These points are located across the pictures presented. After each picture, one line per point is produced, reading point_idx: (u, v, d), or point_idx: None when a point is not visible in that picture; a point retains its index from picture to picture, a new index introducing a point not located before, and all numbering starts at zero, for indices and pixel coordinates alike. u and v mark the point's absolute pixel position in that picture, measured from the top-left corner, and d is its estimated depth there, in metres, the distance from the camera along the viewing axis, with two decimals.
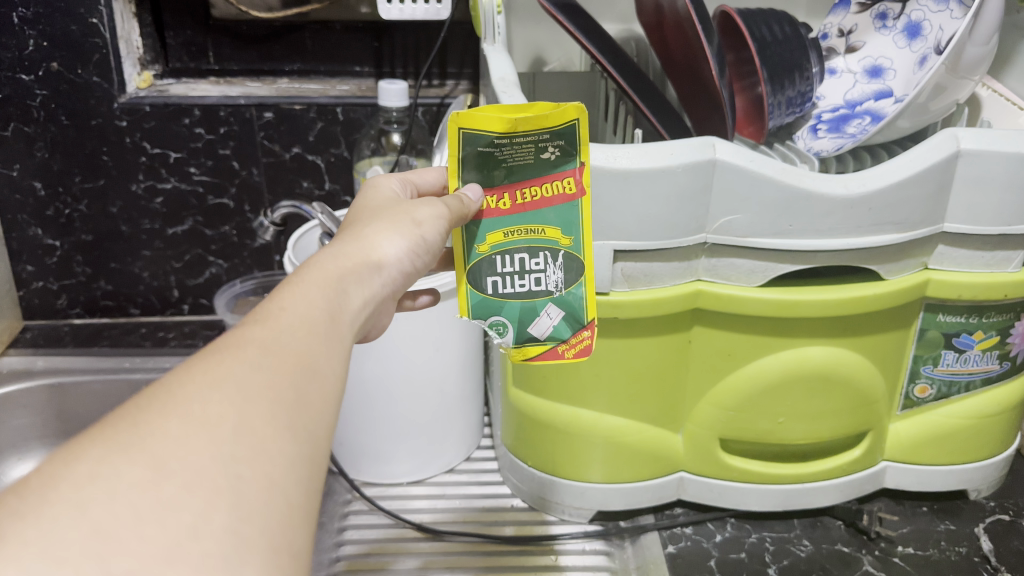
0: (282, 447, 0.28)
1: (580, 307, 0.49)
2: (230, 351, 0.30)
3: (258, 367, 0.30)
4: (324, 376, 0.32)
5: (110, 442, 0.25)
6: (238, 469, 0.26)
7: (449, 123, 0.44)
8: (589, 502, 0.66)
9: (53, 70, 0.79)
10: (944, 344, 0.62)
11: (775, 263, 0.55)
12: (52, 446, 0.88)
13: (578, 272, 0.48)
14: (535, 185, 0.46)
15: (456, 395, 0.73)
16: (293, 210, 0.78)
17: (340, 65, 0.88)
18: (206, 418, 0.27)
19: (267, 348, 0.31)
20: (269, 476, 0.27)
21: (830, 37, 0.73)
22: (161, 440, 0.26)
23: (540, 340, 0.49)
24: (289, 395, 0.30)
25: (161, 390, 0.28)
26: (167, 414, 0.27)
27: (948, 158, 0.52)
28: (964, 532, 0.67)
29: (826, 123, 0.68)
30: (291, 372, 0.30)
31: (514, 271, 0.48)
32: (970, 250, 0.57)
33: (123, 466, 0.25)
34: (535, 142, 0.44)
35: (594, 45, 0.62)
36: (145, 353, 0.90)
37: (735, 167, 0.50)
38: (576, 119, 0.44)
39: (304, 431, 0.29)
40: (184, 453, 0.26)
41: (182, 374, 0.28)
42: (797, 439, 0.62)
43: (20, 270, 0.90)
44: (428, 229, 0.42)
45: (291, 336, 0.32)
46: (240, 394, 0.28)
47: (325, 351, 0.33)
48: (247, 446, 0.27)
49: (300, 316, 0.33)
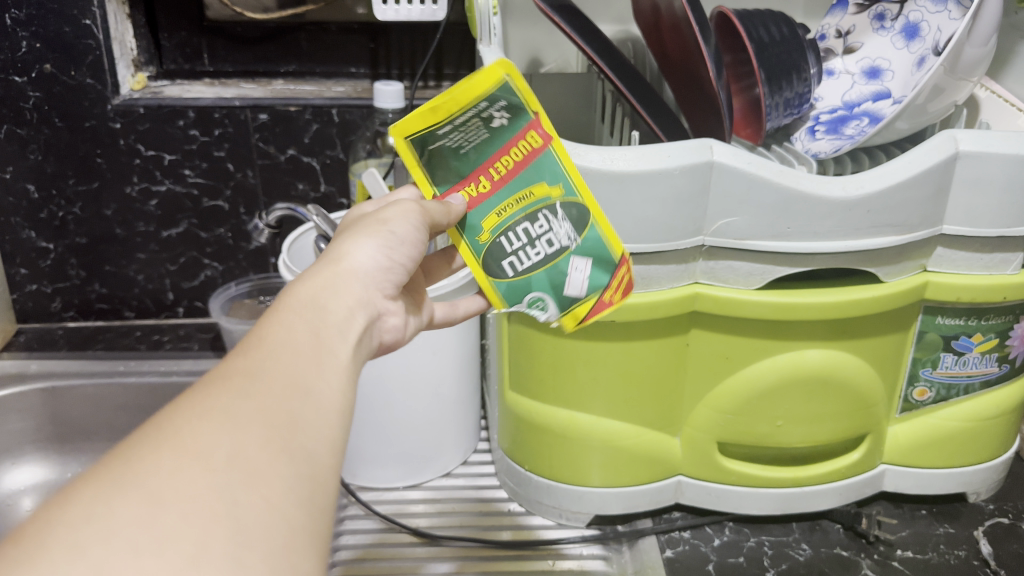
0: (279, 470, 0.28)
1: (602, 246, 0.48)
2: (215, 382, 0.29)
3: (245, 392, 0.29)
4: (317, 394, 0.31)
5: (101, 482, 0.25)
6: (235, 495, 0.26)
7: (393, 139, 0.44)
8: (586, 507, 0.65)
9: (47, 72, 0.79)
10: (943, 346, 0.62)
11: (773, 266, 0.54)
12: (46, 451, 0.87)
13: (583, 216, 0.48)
14: (503, 155, 0.45)
15: (452, 398, 0.72)
16: (288, 211, 0.77)
17: (336, 66, 0.88)
18: (197, 449, 0.26)
19: (254, 374, 0.30)
20: (268, 500, 0.27)
21: (828, 38, 0.73)
22: (155, 474, 0.25)
23: (582, 297, 0.49)
24: (281, 417, 0.29)
25: (152, 426, 0.27)
26: (159, 448, 0.26)
27: (947, 160, 0.52)
28: (963, 536, 0.67)
29: (824, 124, 0.68)
30: (284, 396, 0.30)
31: (525, 243, 0.48)
32: (969, 252, 0.57)
33: (118, 503, 0.24)
34: (481, 116, 0.44)
35: (591, 47, 0.61)
36: (140, 356, 0.90)
37: (733, 168, 0.50)
38: (505, 76, 0.43)
39: (301, 451, 0.29)
40: (177, 485, 0.25)
41: (173, 410, 0.28)
42: (796, 442, 0.62)
43: (13, 273, 0.89)
44: (403, 228, 0.41)
45: (280, 359, 0.32)
46: (229, 420, 0.28)
47: (316, 370, 0.32)
48: (242, 472, 0.27)
49: (288, 338, 0.33)
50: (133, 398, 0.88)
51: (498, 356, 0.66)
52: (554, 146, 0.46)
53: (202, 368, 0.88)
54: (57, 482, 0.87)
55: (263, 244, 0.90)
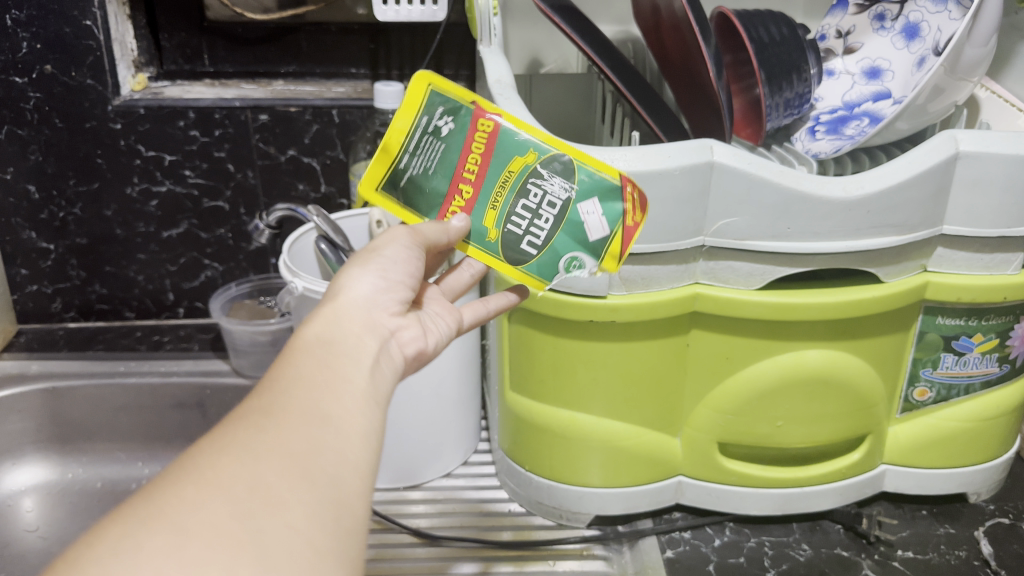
0: (301, 496, 0.28)
1: (599, 180, 0.46)
2: (234, 419, 0.30)
3: (262, 425, 0.30)
4: (336, 419, 0.32)
5: (128, 520, 0.26)
6: (256, 522, 0.27)
7: (365, 195, 0.48)
8: (587, 507, 0.65)
9: (47, 73, 0.79)
10: (944, 347, 0.62)
11: (773, 266, 0.54)
12: (47, 452, 0.87)
13: (567, 163, 0.47)
14: (466, 157, 0.47)
15: (452, 399, 0.72)
16: (289, 212, 0.77)
17: (336, 67, 0.88)
18: (216, 481, 0.27)
19: (271, 407, 0.31)
20: (291, 526, 0.27)
21: (828, 38, 0.73)
22: (177, 508, 0.26)
23: (608, 235, 0.47)
24: (300, 444, 0.30)
25: (175, 464, 0.28)
26: (182, 483, 0.27)
27: (947, 161, 0.52)
28: (964, 536, 0.67)
29: (824, 124, 0.68)
30: (302, 423, 0.31)
31: (532, 217, 0.47)
32: (969, 252, 0.57)
33: (144, 537, 0.25)
34: (427, 132, 0.46)
35: (591, 47, 0.61)
36: (140, 357, 0.90)
37: (733, 169, 0.50)
38: (429, 84, 0.46)
39: (322, 476, 0.29)
40: (199, 517, 0.26)
41: (195, 448, 0.29)
42: (796, 443, 0.62)
43: (13, 274, 0.90)
44: (403, 253, 0.42)
45: (296, 389, 0.32)
46: (248, 452, 0.29)
47: (333, 396, 0.33)
48: (262, 500, 0.27)
49: (303, 371, 0.34)
50: (134, 399, 0.88)
51: (498, 357, 0.66)
52: (507, 121, 0.47)
53: (203, 369, 0.88)
54: (57, 483, 0.87)
55: (263, 245, 0.90)
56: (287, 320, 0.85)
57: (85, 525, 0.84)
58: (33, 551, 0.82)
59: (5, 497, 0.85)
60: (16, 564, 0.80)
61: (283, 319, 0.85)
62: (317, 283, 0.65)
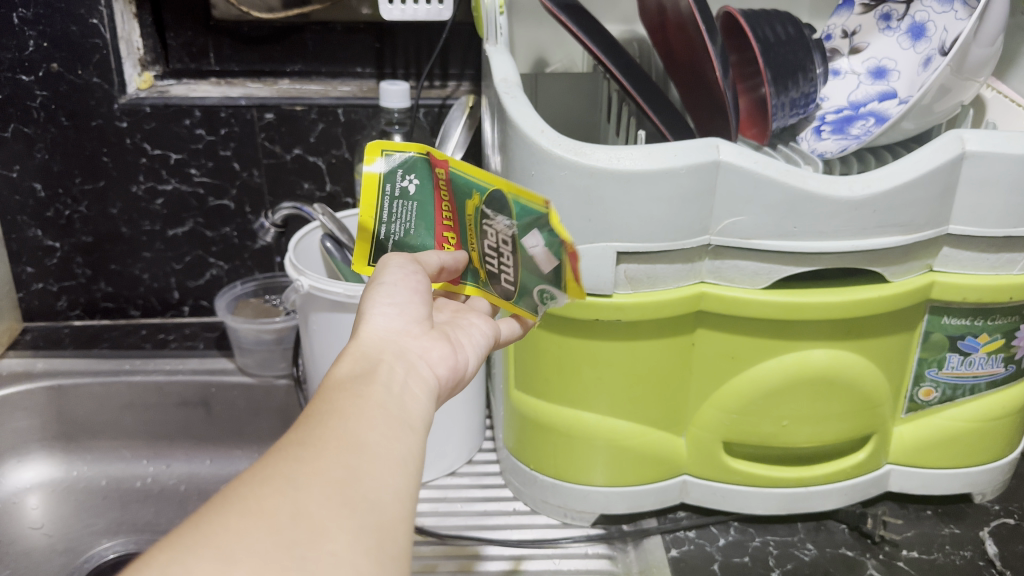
0: (343, 524, 0.30)
1: (530, 212, 0.45)
2: (275, 450, 0.32)
3: (302, 457, 0.31)
4: (372, 445, 0.33)
5: (177, 548, 0.27)
6: (302, 551, 0.28)
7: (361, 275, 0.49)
8: (591, 506, 0.65)
9: (54, 71, 0.79)
10: (949, 347, 0.62)
11: (779, 265, 0.54)
12: (53, 449, 0.88)
13: (504, 199, 0.46)
14: (440, 209, 0.48)
15: (458, 398, 0.73)
16: (294, 211, 0.79)
17: (342, 66, 0.88)
18: (262, 511, 0.29)
19: (309, 438, 0.32)
20: (334, 553, 0.28)
21: (834, 38, 0.73)
22: (222, 536, 0.27)
23: (556, 266, 0.46)
24: (339, 474, 0.31)
25: (218, 493, 0.29)
26: (224, 511, 0.28)
27: (953, 160, 0.52)
28: (969, 536, 0.67)
29: (830, 124, 0.68)
30: (339, 454, 0.32)
31: (498, 251, 0.48)
32: (976, 252, 0.57)
33: (191, 564, 0.26)
34: (396, 197, 0.47)
35: (597, 47, 0.61)
36: (145, 355, 0.90)
37: (740, 169, 0.50)
38: (383, 150, 0.46)
39: (363, 504, 0.31)
40: (244, 546, 0.27)
41: (235, 479, 0.30)
42: (801, 442, 0.62)
43: (19, 271, 0.90)
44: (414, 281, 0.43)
45: (331, 422, 0.34)
46: (291, 483, 0.30)
47: (367, 424, 0.34)
48: (306, 530, 0.29)
49: (338, 402, 0.35)
50: (139, 397, 0.88)
51: (503, 355, 0.66)
52: (458, 164, 0.46)
53: (208, 367, 0.88)
54: (63, 480, 0.87)
55: (268, 244, 0.90)
56: (292, 318, 0.86)
57: (90, 522, 0.84)
58: (38, 548, 0.82)
59: (9, 494, 0.85)
60: (20, 561, 0.80)
61: (287, 317, 0.86)
62: (322, 280, 0.65)
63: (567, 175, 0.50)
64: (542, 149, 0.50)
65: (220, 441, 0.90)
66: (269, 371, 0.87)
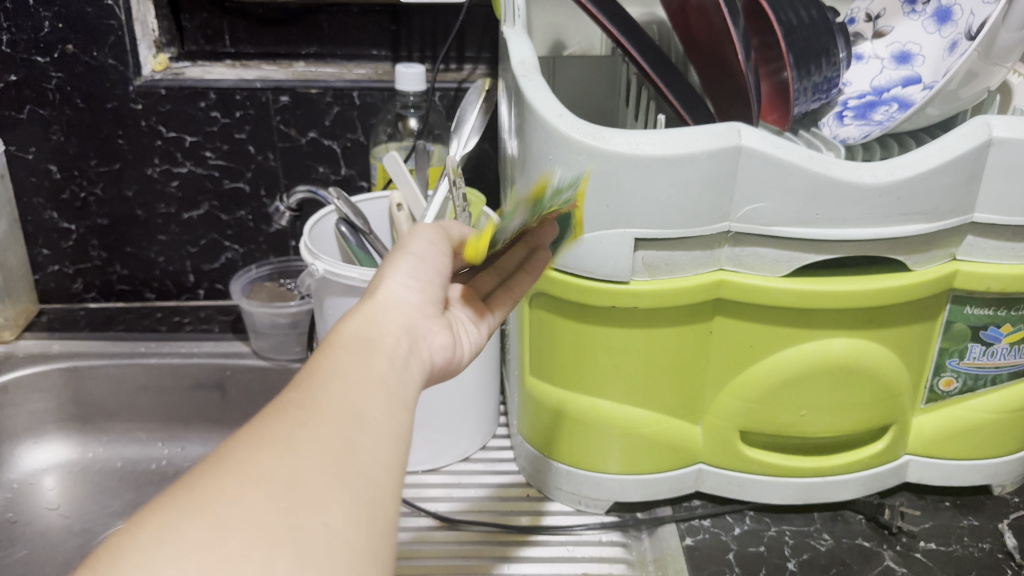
0: (336, 496, 0.31)
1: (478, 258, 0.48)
2: (274, 414, 0.33)
3: (302, 423, 0.33)
4: (367, 419, 0.35)
5: (175, 509, 0.28)
6: (299, 520, 0.29)
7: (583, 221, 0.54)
8: (606, 494, 0.65)
9: (69, 53, 0.79)
10: (971, 337, 0.61)
11: (800, 252, 0.54)
12: (69, 430, 0.88)
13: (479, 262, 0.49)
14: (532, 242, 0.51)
15: (473, 384, 0.72)
16: (308, 193, 0.82)
17: (357, 49, 0.87)
18: (258, 476, 0.30)
19: (309, 406, 0.34)
20: (327, 524, 0.30)
21: (857, 21, 0.71)
22: (220, 501, 0.28)
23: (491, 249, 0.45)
24: (335, 446, 0.32)
25: (217, 456, 0.31)
26: (223, 476, 0.29)
27: (980, 147, 0.51)
28: (988, 528, 0.66)
29: (852, 109, 0.67)
30: (337, 425, 0.33)
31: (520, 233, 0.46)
32: (1001, 241, 0.56)
33: (189, 528, 0.27)
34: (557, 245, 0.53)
35: (617, 28, 0.60)
36: (161, 338, 0.90)
37: (762, 154, 0.49)
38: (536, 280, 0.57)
39: (357, 477, 0.32)
40: (241, 510, 0.28)
41: (233, 441, 0.31)
42: (819, 432, 0.61)
43: (35, 254, 0.90)
44: (417, 247, 0.46)
45: (331, 393, 0.35)
46: (290, 450, 0.31)
47: (365, 397, 0.36)
48: (303, 499, 0.30)
49: (337, 372, 0.37)
50: (155, 378, 0.88)
51: (518, 340, 0.65)
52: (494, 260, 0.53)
53: (223, 351, 0.89)
54: (79, 462, 0.88)
55: (284, 227, 0.90)
56: (308, 303, 0.85)
57: (106, 504, 0.84)
58: (54, 529, 0.82)
59: (27, 474, 0.86)
60: (36, 542, 0.80)
61: (303, 301, 0.85)
62: (338, 267, 0.65)
63: (586, 161, 0.50)
64: (561, 135, 0.50)
65: (235, 424, 0.90)
66: (283, 355, 0.87)
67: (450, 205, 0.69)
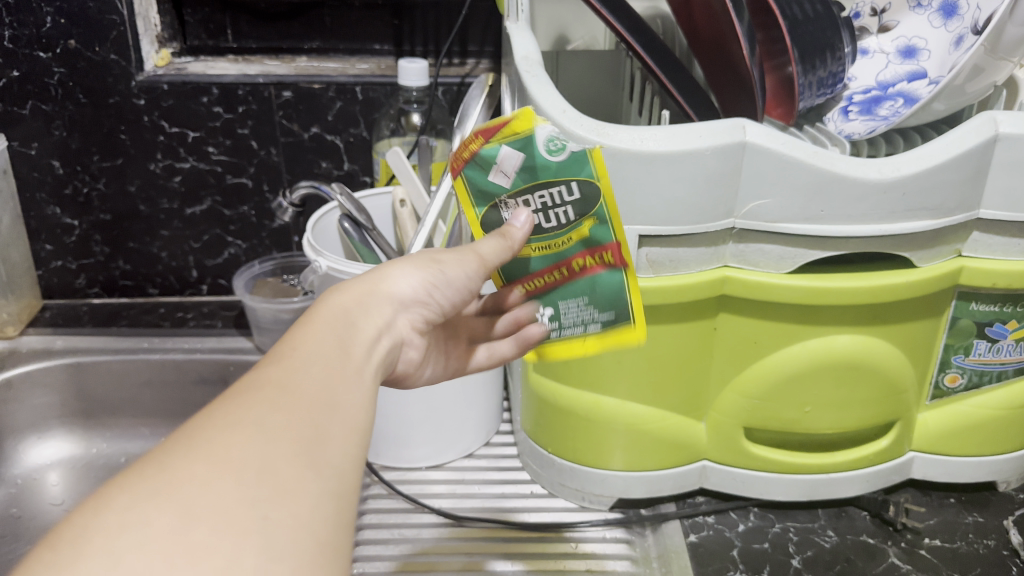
0: (307, 486, 0.29)
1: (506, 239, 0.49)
2: (247, 393, 0.32)
3: (276, 408, 0.31)
4: (342, 410, 0.33)
5: (139, 490, 0.27)
6: (266, 511, 0.28)
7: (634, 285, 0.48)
8: (610, 490, 0.65)
9: (71, 48, 0.78)
10: (976, 334, 0.60)
11: (805, 249, 0.53)
12: (73, 426, 0.89)
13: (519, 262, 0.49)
14: (583, 257, 0.48)
15: (477, 380, 0.72)
16: (310, 189, 0.82)
17: (360, 43, 0.87)
18: (229, 461, 0.28)
19: (285, 389, 0.32)
20: (295, 516, 0.28)
21: (863, 16, 0.71)
22: (186, 486, 0.27)
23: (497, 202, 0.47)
24: (309, 433, 0.31)
25: (185, 434, 0.29)
26: (192, 459, 0.28)
27: (986, 143, 0.51)
28: (993, 525, 0.66)
29: (857, 104, 0.66)
30: (311, 412, 0.32)
31: (539, 208, 0.46)
32: (1007, 238, 0.56)
33: (152, 513, 0.26)
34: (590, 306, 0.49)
35: (621, 23, 0.60)
36: (164, 333, 0.90)
37: (767, 150, 0.49)
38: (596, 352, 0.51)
39: (327, 467, 0.31)
40: (207, 497, 0.27)
41: (204, 420, 0.30)
42: (823, 428, 0.61)
43: (38, 249, 0.90)
44: (449, 268, 0.44)
45: (308, 376, 0.34)
46: (263, 435, 0.30)
47: (343, 385, 0.35)
48: (272, 488, 0.28)
49: (315, 354, 0.35)
50: (158, 374, 0.88)
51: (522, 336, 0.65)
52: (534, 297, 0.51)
53: (227, 346, 0.89)
54: (83, 457, 0.88)
55: (286, 223, 0.90)
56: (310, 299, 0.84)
57: None
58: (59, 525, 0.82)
59: (30, 470, 0.86)
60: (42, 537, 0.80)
61: (306, 297, 0.84)
62: (341, 263, 0.65)
63: None
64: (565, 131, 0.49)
65: None
66: None
67: (454, 200, 0.68)
